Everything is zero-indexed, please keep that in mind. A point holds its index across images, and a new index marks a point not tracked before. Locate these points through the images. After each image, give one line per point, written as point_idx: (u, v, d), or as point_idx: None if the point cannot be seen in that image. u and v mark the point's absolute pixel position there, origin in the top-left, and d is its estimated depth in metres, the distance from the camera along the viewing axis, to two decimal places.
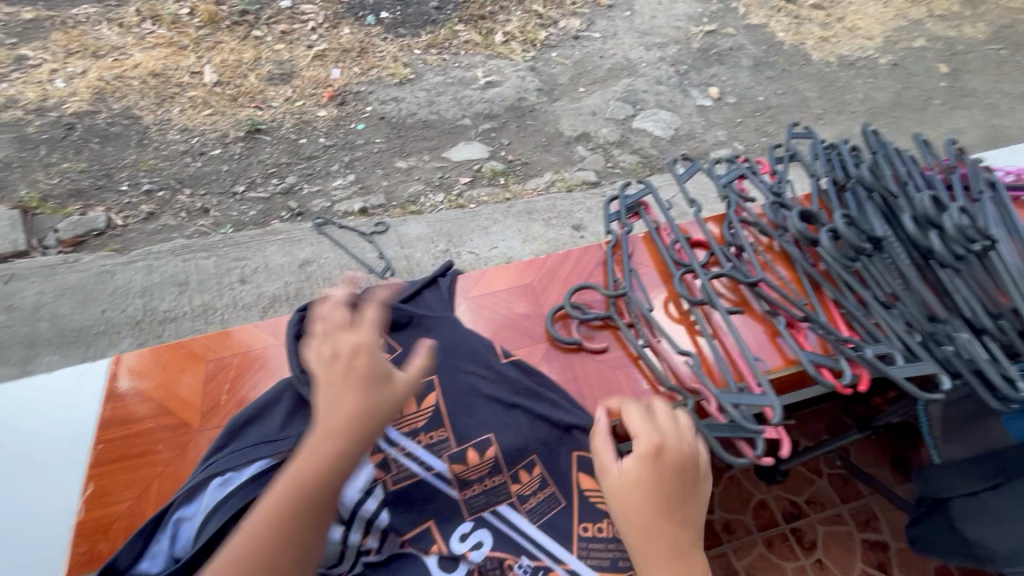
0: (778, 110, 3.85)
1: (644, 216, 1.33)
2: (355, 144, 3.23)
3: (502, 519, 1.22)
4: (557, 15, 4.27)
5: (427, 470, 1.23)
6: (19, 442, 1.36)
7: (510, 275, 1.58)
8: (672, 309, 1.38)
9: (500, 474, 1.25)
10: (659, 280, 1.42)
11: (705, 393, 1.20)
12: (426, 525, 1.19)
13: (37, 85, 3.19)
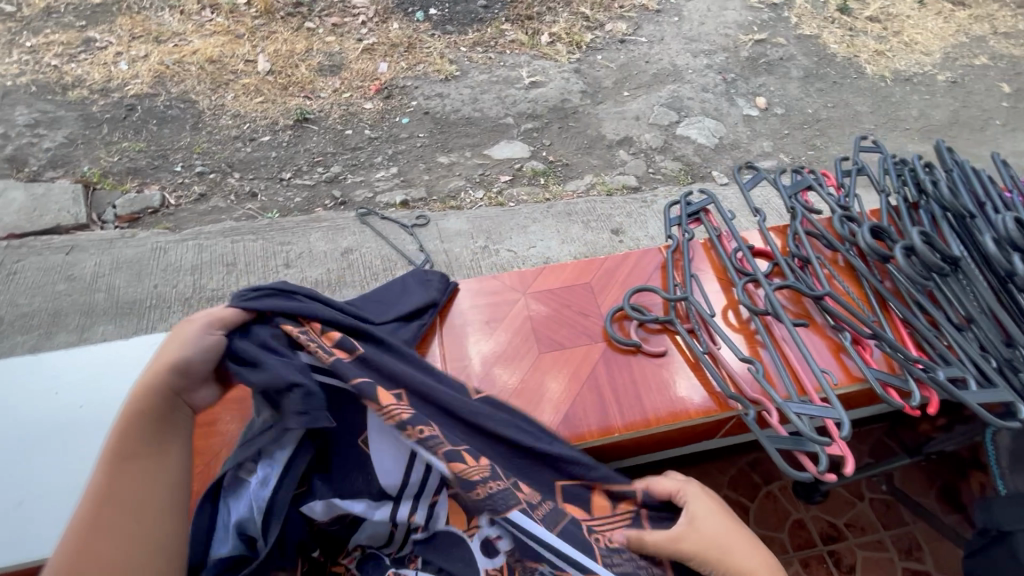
0: (827, 124, 3.76)
1: (705, 223, 1.32)
2: (399, 137, 3.28)
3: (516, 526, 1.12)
4: (604, 18, 4.26)
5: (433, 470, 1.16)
6: (96, 406, 1.43)
7: (568, 275, 1.58)
8: (731, 318, 1.35)
9: (502, 479, 1.15)
10: (719, 287, 1.40)
11: (766, 404, 1.17)
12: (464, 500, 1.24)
13: (102, 67, 3.33)
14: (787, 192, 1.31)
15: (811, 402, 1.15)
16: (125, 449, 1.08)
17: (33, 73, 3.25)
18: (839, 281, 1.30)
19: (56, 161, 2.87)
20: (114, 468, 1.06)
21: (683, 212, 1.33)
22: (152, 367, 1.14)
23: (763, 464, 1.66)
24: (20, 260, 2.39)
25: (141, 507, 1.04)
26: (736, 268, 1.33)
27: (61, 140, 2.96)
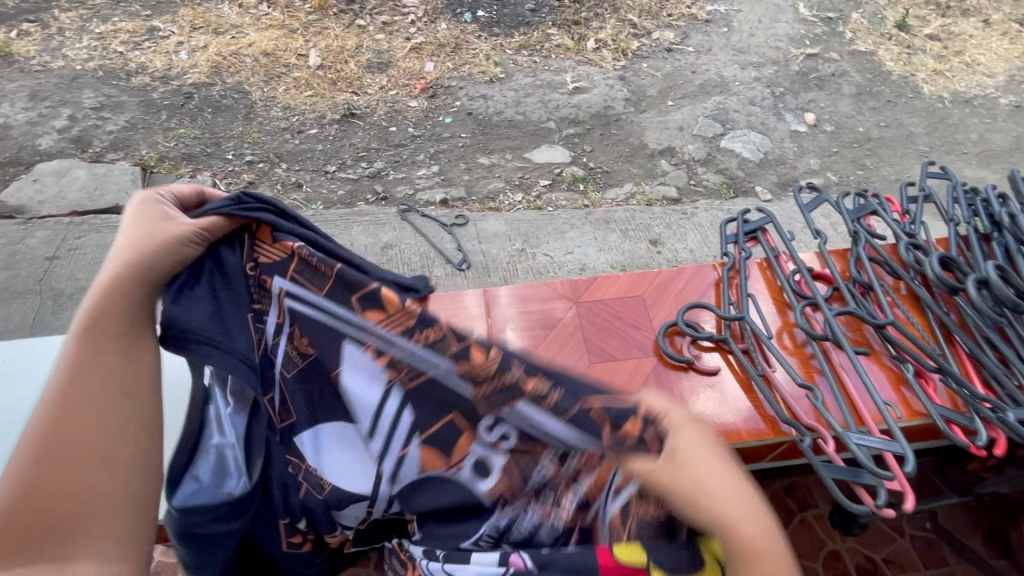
0: (879, 143, 3.64)
1: (762, 243, 1.30)
2: (441, 137, 3.32)
3: (523, 414, 1.16)
4: (651, 26, 4.23)
5: (432, 369, 1.17)
6: None
7: (620, 286, 1.57)
8: (787, 340, 1.31)
9: (511, 370, 1.16)
10: (774, 309, 1.35)
11: (823, 431, 1.13)
12: (448, 419, 1.20)
13: (164, 56, 3.47)
14: (849, 217, 1.28)
15: (869, 434, 1.10)
16: (103, 325, 0.97)
17: (100, 58, 3.40)
18: (901, 308, 1.25)
19: (117, 144, 2.99)
20: (88, 348, 0.94)
21: (741, 230, 1.31)
22: (127, 244, 1.01)
23: (799, 490, 1.62)
24: (80, 237, 2.50)
25: (118, 386, 0.94)
26: (793, 290, 1.28)
27: (123, 124, 3.08)
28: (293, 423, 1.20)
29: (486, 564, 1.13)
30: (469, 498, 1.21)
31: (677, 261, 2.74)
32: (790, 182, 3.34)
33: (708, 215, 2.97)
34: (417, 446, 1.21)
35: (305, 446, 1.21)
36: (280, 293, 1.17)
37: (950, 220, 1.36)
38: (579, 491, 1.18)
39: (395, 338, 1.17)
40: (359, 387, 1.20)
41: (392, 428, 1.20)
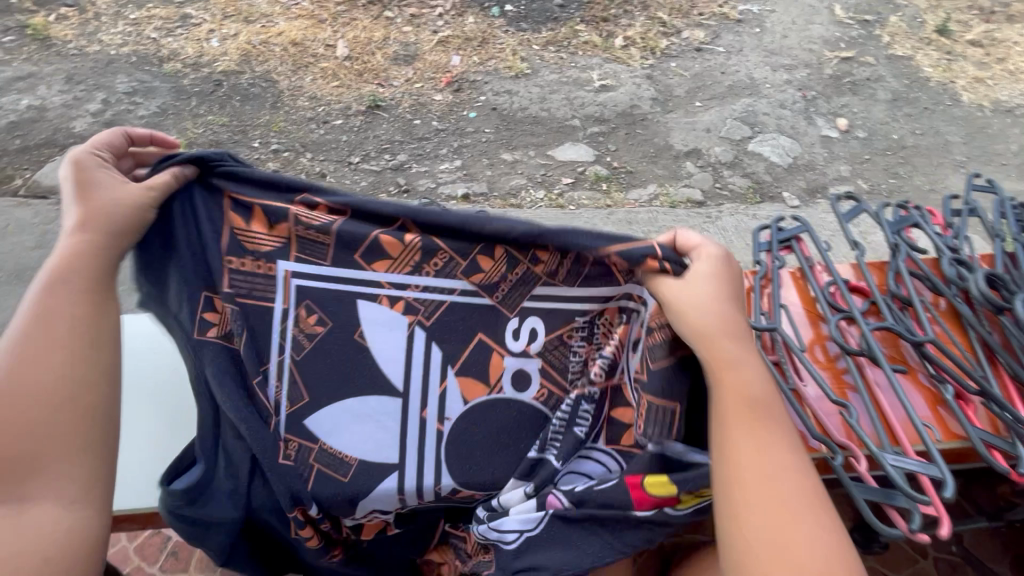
0: (913, 151, 3.54)
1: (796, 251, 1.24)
2: (465, 131, 3.31)
3: (544, 300, 1.10)
4: (681, 25, 4.16)
5: (451, 294, 1.10)
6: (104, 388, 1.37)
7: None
8: (817, 353, 1.19)
9: (519, 264, 1.08)
10: (804, 319, 1.24)
11: (854, 449, 1.02)
12: (478, 340, 1.12)
13: (196, 43, 3.52)
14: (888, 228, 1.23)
15: (907, 455, 1.00)
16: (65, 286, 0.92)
17: (134, 44, 3.46)
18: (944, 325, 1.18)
19: (148, 129, 3.03)
20: (48, 305, 0.91)
21: (774, 237, 1.26)
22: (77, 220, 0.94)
23: None
24: None
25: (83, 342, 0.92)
26: (827, 301, 1.19)
27: (154, 110, 3.13)
28: (306, 404, 1.11)
29: (526, 514, 1.06)
30: (515, 444, 1.13)
31: None
32: (819, 188, 3.25)
33: (733, 219, 2.92)
34: (454, 378, 1.12)
35: (313, 426, 1.11)
36: (284, 276, 1.08)
37: (997, 235, 1.30)
38: (612, 356, 1.11)
39: (408, 279, 1.10)
40: (383, 340, 1.11)
41: (426, 369, 1.12)
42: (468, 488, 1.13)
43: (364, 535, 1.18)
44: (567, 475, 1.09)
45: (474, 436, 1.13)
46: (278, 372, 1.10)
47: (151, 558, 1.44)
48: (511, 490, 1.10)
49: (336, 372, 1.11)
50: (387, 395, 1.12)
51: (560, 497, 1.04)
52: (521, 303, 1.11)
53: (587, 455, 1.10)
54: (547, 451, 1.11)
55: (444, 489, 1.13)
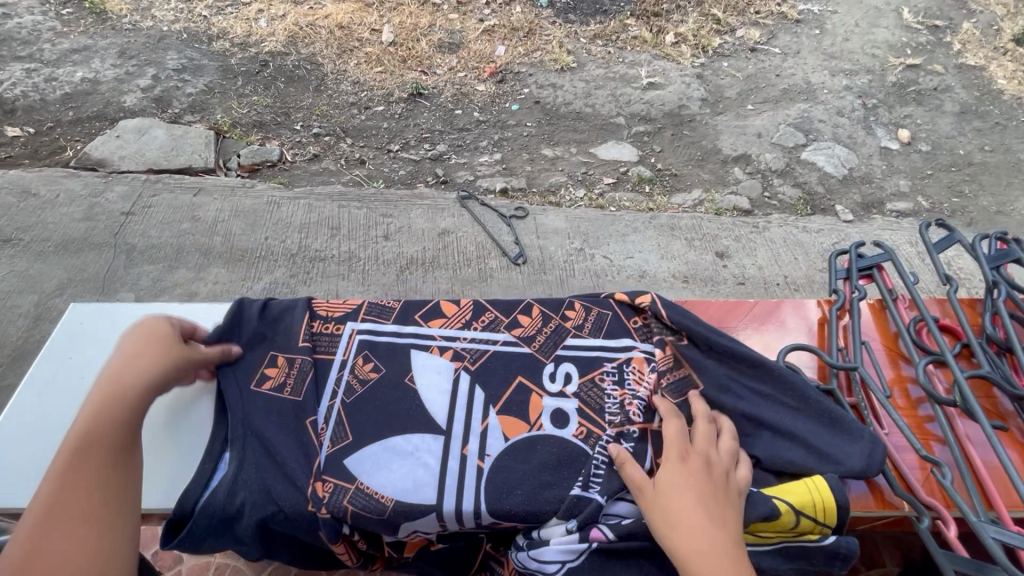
0: (980, 169, 3.32)
1: (879, 282, 1.21)
2: (506, 124, 3.24)
3: (577, 349, 1.17)
4: (736, 23, 3.99)
5: (495, 343, 1.18)
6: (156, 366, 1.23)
7: (712, 314, 1.33)
8: (898, 396, 1.15)
9: (551, 318, 1.22)
10: (885, 358, 1.20)
11: (944, 512, 0.97)
12: (516, 380, 1.13)
13: (245, 22, 3.53)
14: (989, 262, 1.13)
15: (1006, 527, 0.92)
16: (93, 443, 0.93)
17: (185, 21, 3.49)
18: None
19: (195, 107, 3.06)
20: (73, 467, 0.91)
21: (854, 264, 1.24)
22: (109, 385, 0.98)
23: (863, 545, 1.45)
24: (154, 195, 2.56)
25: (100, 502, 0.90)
26: (914, 341, 1.11)
27: (201, 87, 3.15)
28: (350, 442, 1.05)
29: (567, 544, 0.98)
30: (563, 481, 1.03)
31: (743, 277, 2.58)
32: (875, 204, 3.08)
33: (782, 231, 2.79)
34: (496, 417, 1.09)
35: (355, 467, 1.02)
36: (350, 334, 1.18)
37: None
38: (649, 399, 1.10)
39: (459, 331, 1.19)
40: (429, 387, 1.11)
41: (468, 408, 1.09)
42: (508, 520, 1.01)
43: (405, 552, 1.10)
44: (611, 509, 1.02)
45: (516, 477, 1.03)
46: (326, 417, 1.07)
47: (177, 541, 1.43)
48: (553, 526, 1.00)
49: (386, 414, 1.08)
50: (432, 431, 1.06)
51: (605, 531, 0.99)
52: (557, 349, 1.18)
53: (626, 495, 1.04)
54: (591, 488, 1.02)
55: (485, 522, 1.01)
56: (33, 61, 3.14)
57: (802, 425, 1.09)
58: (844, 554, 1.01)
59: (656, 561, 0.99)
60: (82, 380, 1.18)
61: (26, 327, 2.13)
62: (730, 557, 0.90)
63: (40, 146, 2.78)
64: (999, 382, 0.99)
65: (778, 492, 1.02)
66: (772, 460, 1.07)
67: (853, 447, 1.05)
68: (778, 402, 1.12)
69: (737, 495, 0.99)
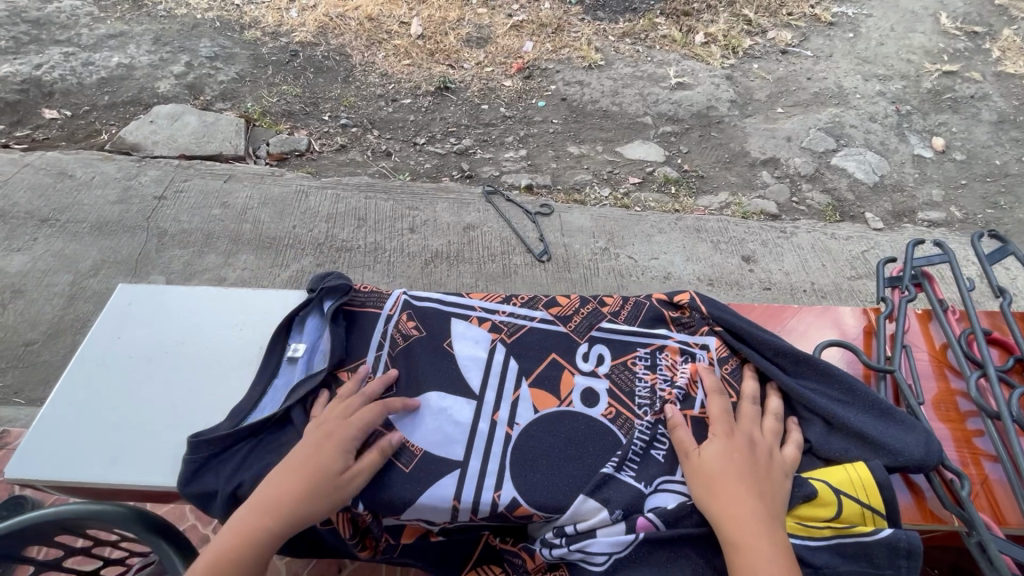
0: (1017, 180, 3.23)
1: (928, 290, 1.18)
2: (533, 120, 3.23)
3: (614, 333, 1.15)
4: (768, 25, 3.93)
5: (533, 319, 1.16)
6: (185, 345, 1.23)
7: (755, 317, 1.32)
8: (944, 408, 1.13)
9: (591, 301, 1.20)
10: (931, 369, 1.18)
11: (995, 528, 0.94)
12: (551, 358, 1.11)
13: (276, 12, 3.57)
14: None
15: None
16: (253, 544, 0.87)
17: (218, 10, 3.53)
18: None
19: (225, 95, 3.09)
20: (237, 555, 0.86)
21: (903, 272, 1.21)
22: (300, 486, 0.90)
23: None
24: (186, 180, 2.60)
25: None
26: (964, 354, 1.08)
27: (233, 76, 3.18)
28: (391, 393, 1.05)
29: (614, 536, 0.94)
30: (592, 458, 1.01)
31: (770, 282, 2.55)
32: (906, 212, 3.02)
33: (810, 237, 2.75)
34: (527, 389, 1.07)
35: (392, 414, 1.02)
36: (397, 298, 1.17)
37: None
38: (686, 387, 1.09)
39: (499, 305, 1.18)
40: (467, 356, 1.10)
41: (502, 377, 1.08)
42: (541, 512, 0.96)
43: (403, 539, 1.01)
44: (654, 497, 0.98)
45: (544, 447, 1.01)
46: (374, 365, 1.09)
47: (205, 520, 1.46)
48: (593, 516, 0.95)
49: (429, 369, 1.08)
50: (465, 393, 1.06)
51: (652, 518, 0.95)
52: (591, 331, 1.16)
53: (665, 486, 0.99)
54: (625, 471, 0.99)
55: (502, 502, 0.96)
56: (71, 46, 3.20)
57: (853, 416, 1.05)
58: (906, 548, 0.92)
59: (703, 555, 0.94)
60: (130, 360, 1.20)
61: (62, 306, 2.18)
62: (769, 528, 0.90)
63: (76, 130, 2.83)
64: None
65: (817, 474, 1.00)
66: (824, 447, 1.03)
67: (909, 437, 1.01)
68: (824, 394, 1.08)
69: (784, 475, 0.97)
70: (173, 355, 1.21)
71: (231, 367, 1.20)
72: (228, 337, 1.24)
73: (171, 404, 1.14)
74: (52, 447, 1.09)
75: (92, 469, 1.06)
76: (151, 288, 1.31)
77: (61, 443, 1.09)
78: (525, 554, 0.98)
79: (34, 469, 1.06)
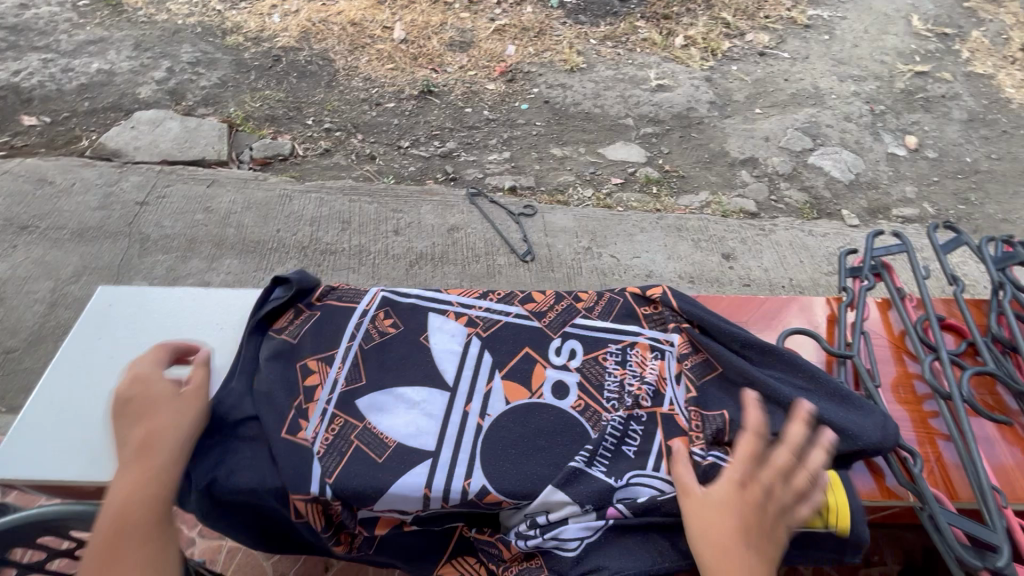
0: (986, 176, 3.33)
1: (887, 279, 1.23)
2: (516, 123, 3.27)
3: (586, 328, 1.19)
4: (745, 27, 4.01)
5: (508, 314, 1.19)
6: (165, 344, 1.24)
7: (723, 309, 1.36)
8: (902, 392, 1.18)
9: (565, 297, 1.23)
10: (890, 354, 1.23)
11: (944, 501, 0.99)
12: (524, 352, 1.14)
13: (258, 17, 3.57)
14: (994, 264, 1.15)
15: (1009, 520, 0.93)
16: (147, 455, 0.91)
17: (200, 15, 3.53)
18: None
19: (208, 100, 3.08)
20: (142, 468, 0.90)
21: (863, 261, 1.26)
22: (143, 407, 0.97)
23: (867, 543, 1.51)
24: (168, 185, 2.60)
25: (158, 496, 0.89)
26: (920, 339, 1.13)
27: (215, 81, 3.18)
28: (364, 385, 1.08)
29: (585, 523, 0.97)
30: (562, 450, 1.03)
31: (750, 279, 2.60)
32: (881, 209, 3.09)
33: (788, 234, 2.81)
34: (500, 380, 1.10)
35: (366, 406, 1.05)
36: (375, 295, 1.21)
37: None
38: (656, 383, 1.11)
39: (475, 300, 1.22)
40: (443, 350, 1.13)
41: (475, 370, 1.11)
42: (511, 499, 0.98)
43: (377, 530, 1.02)
44: (625, 490, 1.00)
45: (514, 438, 1.04)
46: (343, 355, 1.11)
47: (192, 523, 1.49)
48: (565, 508, 0.97)
49: (402, 362, 1.11)
50: (437, 385, 1.09)
51: (622, 508, 0.98)
52: (565, 326, 1.19)
53: (635, 480, 1.00)
54: (595, 467, 1.01)
55: (472, 490, 0.98)
56: (50, 52, 3.17)
57: (817, 403, 1.07)
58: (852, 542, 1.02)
59: (668, 538, 0.99)
60: (111, 362, 1.21)
61: (42, 313, 2.16)
62: None
63: (56, 136, 2.81)
64: (1004, 381, 1.02)
65: None
66: None
67: (868, 422, 1.04)
68: (789, 382, 1.11)
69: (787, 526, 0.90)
70: None
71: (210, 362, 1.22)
72: (209, 336, 1.26)
73: None
74: (30, 450, 1.09)
75: (73, 469, 1.07)
76: (130, 291, 1.32)
77: (40, 444, 1.09)
78: (501, 544, 1.00)
79: (15, 470, 1.06)
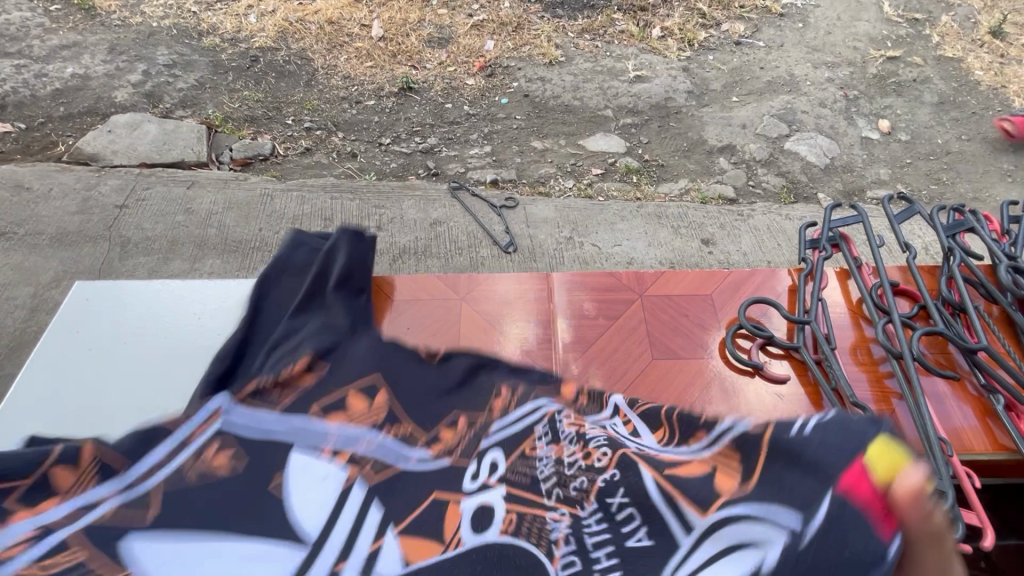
0: (957, 157, 3.41)
1: (845, 249, 1.29)
2: (496, 117, 3.29)
3: (511, 438, 1.05)
4: (721, 17, 4.06)
5: (407, 458, 0.99)
6: (145, 334, 1.27)
7: (690, 284, 1.47)
8: (860, 354, 1.25)
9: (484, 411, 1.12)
10: (849, 320, 1.31)
11: None
12: (429, 499, 0.92)
13: (234, 18, 3.56)
14: (944, 232, 1.22)
15: (959, 474, 1.00)
16: None
17: (175, 17, 3.51)
18: (999, 335, 1.19)
19: (186, 102, 3.07)
20: None
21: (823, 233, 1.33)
22: None
23: None
24: (148, 188, 2.59)
25: None
26: (875, 304, 1.20)
27: (193, 83, 3.16)
28: (145, 523, 0.81)
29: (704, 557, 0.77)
30: None
31: (729, 263, 2.64)
32: (856, 191, 3.16)
33: (766, 218, 2.86)
34: (395, 537, 0.85)
35: (143, 554, 0.77)
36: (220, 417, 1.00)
37: None
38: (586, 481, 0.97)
39: (364, 431, 1.02)
40: (309, 485, 0.90)
41: (352, 519, 0.87)
42: None
43: None
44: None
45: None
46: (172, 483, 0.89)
47: None
48: None
49: (243, 503, 0.86)
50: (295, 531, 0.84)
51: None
52: (480, 447, 1.04)
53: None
54: None
55: None
56: (22, 58, 3.14)
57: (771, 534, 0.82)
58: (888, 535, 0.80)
59: None
60: (89, 352, 1.23)
61: (23, 318, 2.16)
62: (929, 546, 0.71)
63: (32, 142, 2.79)
64: (951, 339, 1.09)
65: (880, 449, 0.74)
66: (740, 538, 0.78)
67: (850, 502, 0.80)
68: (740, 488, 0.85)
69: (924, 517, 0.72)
70: (133, 346, 1.24)
71: (190, 348, 1.25)
72: (188, 324, 1.29)
73: (129, 387, 1.18)
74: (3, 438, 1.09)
75: None
76: (109, 284, 1.35)
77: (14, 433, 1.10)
78: None
79: None
